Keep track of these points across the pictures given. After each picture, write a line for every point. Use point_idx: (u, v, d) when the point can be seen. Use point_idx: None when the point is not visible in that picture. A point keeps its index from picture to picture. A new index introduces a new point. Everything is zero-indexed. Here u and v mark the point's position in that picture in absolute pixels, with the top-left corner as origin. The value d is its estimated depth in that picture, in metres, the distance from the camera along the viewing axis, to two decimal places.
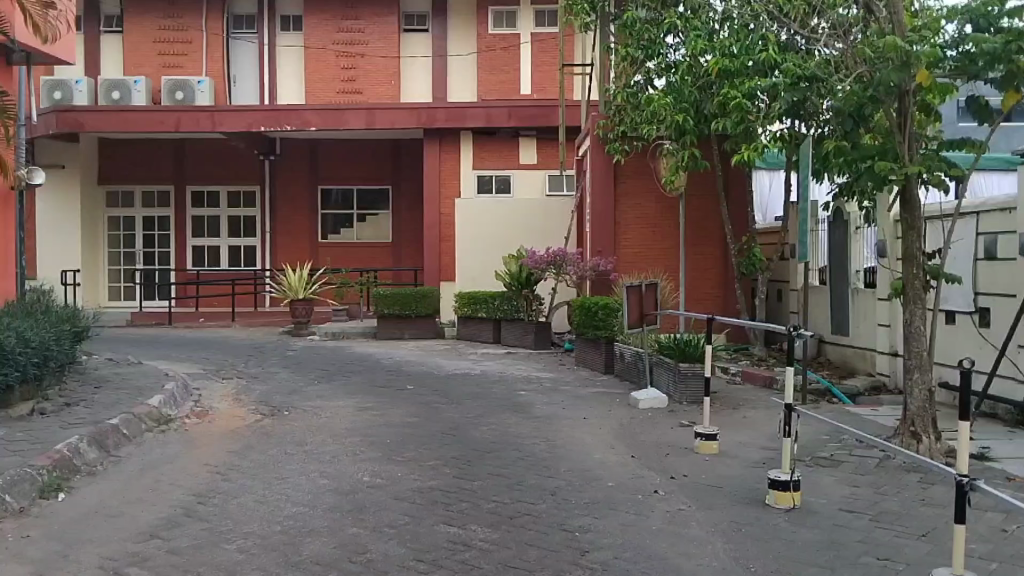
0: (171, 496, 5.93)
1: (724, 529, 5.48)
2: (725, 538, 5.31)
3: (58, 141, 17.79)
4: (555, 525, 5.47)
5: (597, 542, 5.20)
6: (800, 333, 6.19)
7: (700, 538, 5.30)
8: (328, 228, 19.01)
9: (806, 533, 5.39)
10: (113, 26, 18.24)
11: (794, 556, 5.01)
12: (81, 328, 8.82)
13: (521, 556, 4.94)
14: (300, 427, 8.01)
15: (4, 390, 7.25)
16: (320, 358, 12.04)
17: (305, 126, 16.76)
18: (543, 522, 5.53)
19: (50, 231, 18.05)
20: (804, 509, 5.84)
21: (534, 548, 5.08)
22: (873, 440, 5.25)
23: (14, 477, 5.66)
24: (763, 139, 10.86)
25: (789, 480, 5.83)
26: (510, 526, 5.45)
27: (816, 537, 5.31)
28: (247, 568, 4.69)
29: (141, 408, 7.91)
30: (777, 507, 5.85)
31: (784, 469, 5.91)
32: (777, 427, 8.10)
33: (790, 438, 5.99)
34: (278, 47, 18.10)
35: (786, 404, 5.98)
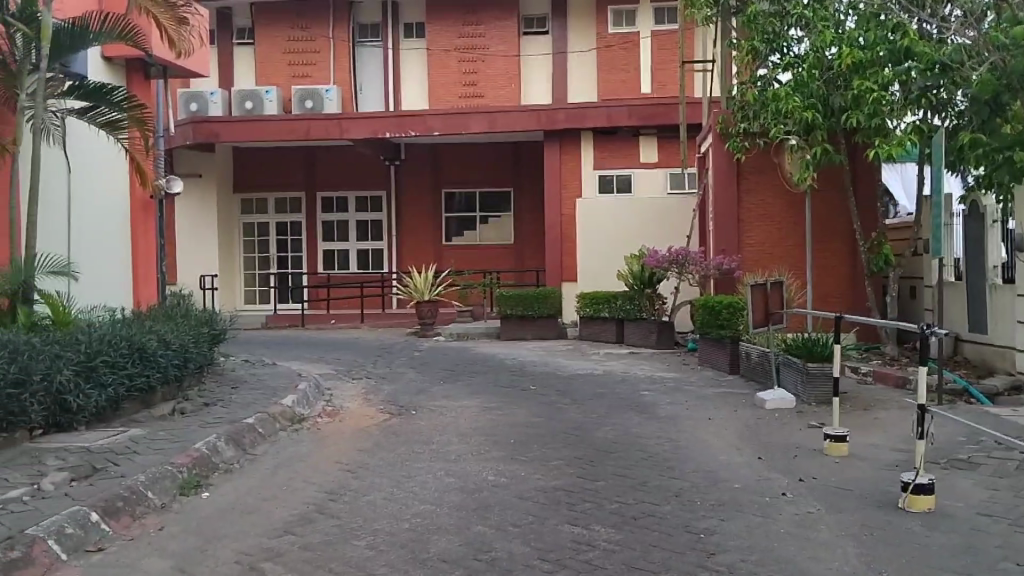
0: (305, 493, 6.09)
1: (856, 532, 5.16)
2: (856, 542, 5.00)
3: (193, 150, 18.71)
4: (680, 526, 5.30)
5: (725, 545, 4.98)
6: (933, 331, 5.72)
7: (829, 541, 5.01)
8: (451, 231, 19.27)
9: (944, 537, 5.03)
10: (245, 38, 19.07)
11: (931, 562, 4.67)
12: (219, 331, 9.20)
13: (646, 557, 4.79)
14: (426, 426, 8.10)
15: (146, 391, 7.62)
16: (446, 359, 12.17)
17: (428, 131, 17.02)
18: (667, 523, 5.36)
19: (193, 238, 19.07)
20: (941, 513, 5.46)
21: (660, 549, 4.92)
22: (1013, 440, 4.82)
23: (156, 475, 5.93)
24: (896, 133, 10.31)
25: (923, 482, 5.46)
26: (634, 527, 5.31)
27: (954, 543, 4.94)
28: (377, 564, 4.74)
29: (275, 407, 8.18)
30: (910, 511, 5.48)
31: (918, 470, 5.53)
32: (908, 430, 7.63)
33: (924, 438, 5.58)
34: (402, 52, 18.49)
35: (920, 405, 5.56)
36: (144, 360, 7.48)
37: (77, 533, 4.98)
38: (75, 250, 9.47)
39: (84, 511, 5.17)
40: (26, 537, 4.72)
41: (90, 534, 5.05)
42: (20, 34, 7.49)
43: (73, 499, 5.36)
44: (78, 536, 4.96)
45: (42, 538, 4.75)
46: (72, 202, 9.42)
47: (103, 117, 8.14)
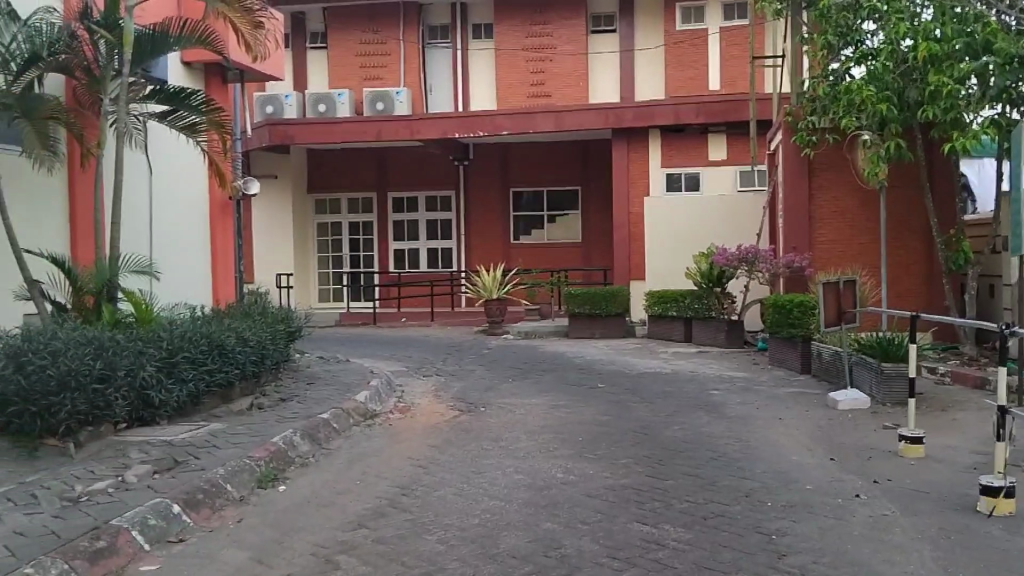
0: (377, 487, 6.21)
1: (933, 535, 5.05)
2: (933, 545, 4.90)
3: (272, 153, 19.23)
4: (752, 527, 5.25)
5: (797, 546, 4.93)
6: (1013, 330, 5.54)
7: (905, 544, 4.91)
8: (519, 230, 19.37)
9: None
10: (318, 42, 19.45)
11: (1011, 567, 4.54)
12: (295, 328, 9.44)
13: (717, 557, 4.77)
14: (496, 423, 8.18)
15: (225, 386, 7.87)
16: (515, 357, 12.25)
17: (496, 130, 17.11)
18: (739, 524, 5.32)
19: (268, 239, 19.56)
20: (1021, 518, 5.29)
21: (730, 549, 4.89)
22: None
23: (235, 468, 6.13)
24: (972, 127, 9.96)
25: (1002, 485, 5.31)
26: (703, 527, 5.28)
27: None
28: (447, 559, 4.82)
29: (349, 403, 8.36)
30: (989, 514, 5.33)
31: (997, 473, 5.38)
32: (987, 431, 7.41)
33: (1004, 441, 5.42)
34: (470, 53, 18.66)
35: (999, 407, 5.40)
36: (223, 356, 7.73)
37: (159, 524, 5.17)
38: (157, 250, 9.81)
39: (166, 503, 5.37)
40: (112, 527, 4.92)
41: (172, 525, 5.24)
42: (101, 41, 7.80)
43: (156, 491, 5.57)
44: (160, 527, 5.16)
45: (126, 528, 4.95)
46: (153, 204, 9.75)
47: (183, 121, 8.43)
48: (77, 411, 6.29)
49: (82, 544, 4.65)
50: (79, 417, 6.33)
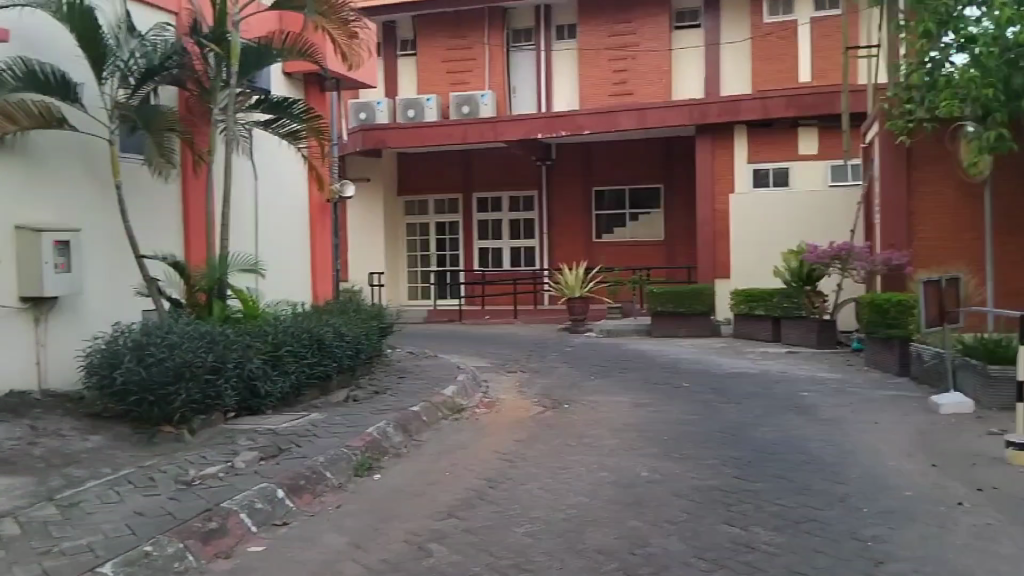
0: (466, 479, 6.49)
1: None
2: None
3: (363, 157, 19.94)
4: (846, 533, 5.32)
5: (895, 554, 4.98)
6: None
7: (1012, 557, 4.91)
8: (601, 228, 19.48)
9: None
10: (407, 49, 19.99)
11: None
12: (387, 324, 9.82)
13: (810, 562, 4.86)
14: (580, 420, 8.38)
15: (324, 379, 8.30)
16: (598, 355, 12.42)
17: (578, 130, 17.30)
18: (832, 529, 5.39)
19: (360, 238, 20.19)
20: None
21: (823, 555, 4.98)
22: None
23: (334, 457, 6.50)
24: None
25: None
26: (795, 531, 5.37)
27: None
28: (535, 551, 5.05)
29: (438, 397, 8.69)
30: None
31: None
32: None
33: None
34: (554, 53, 18.85)
35: None
36: (322, 350, 8.17)
37: (265, 507, 5.55)
38: (261, 250, 10.34)
39: (271, 488, 5.76)
40: (222, 509, 5.30)
41: (277, 509, 5.62)
42: (211, 52, 8.35)
43: (262, 476, 5.96)
44: (266, 511, 5.53)
45: (235, 511, 5.33)
46: (258, 206, 10.28)
47: (285, 129, 8.90)
48: (191, 399, 6.82)
49: (196, 525, 5.03)
50: (194, 405, 6.86)
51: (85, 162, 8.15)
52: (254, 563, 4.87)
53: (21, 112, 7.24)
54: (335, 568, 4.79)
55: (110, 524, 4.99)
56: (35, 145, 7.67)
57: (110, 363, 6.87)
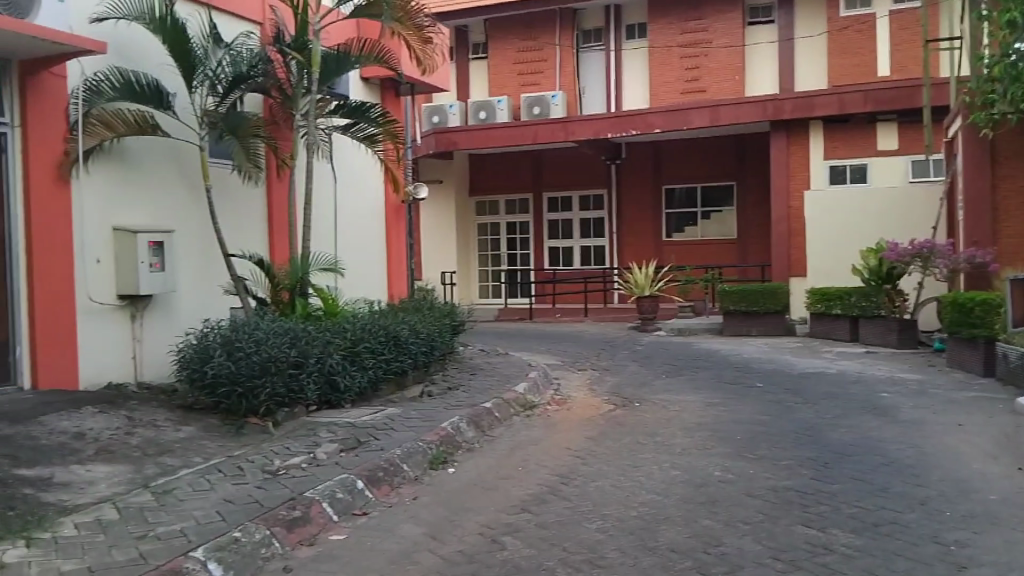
0: (538, 475, 6.63)
1: None
2: None
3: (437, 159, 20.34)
4: (928, 537, 5.28)
5: (979, 559, 4.93)
6: None
7: None
8: (671, 227, 19.43)
9: None
10: (480, 52, 20.23)
11: None
12: (459, 321, 10.02)
13: (890, 565, 4.85)
14: (651, 418, 8.44)
15: (400, 374, 8.55)
16: (668, 354, 12.43)
17: (650, 128, 17.23)
18: (913, 533, 5.36)
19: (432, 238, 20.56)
20: None
21: (904, 558, 4.95)
22: None
23: (410, 450, 6.71)
24: None
25: None
26: (875, 534, 5.35)
27: None
28: (608, 547, 5.14)
29: (509, 393, 8.85)
30: None
31: None
32: None
33: None
34: (624, 52, 18.87)
35: None
36: (398, 346, 8.42)
37: (346, 497, 5.77)
38: (340, 250, 10.66)
39: (351, 479, 5.99)
40: (305, 499, 5.54)
41: (357, 499, 5.84)
42: (292, 61, 8.64)
43: (343, 467, 6.19)
44: (346, 500, 5.76)
45: (317, 500, 5.57)
46: (337, 208, 10.59)
47: (363, 132, 9.19)
48: (276, 392, 7.14)
49: (281, 513, 5.27)
50: (278, 398, 7.17)
51: (177, 166, 8.62)
52: (335, 550, 5.09)
53: (117, 119, 7.73)
54: (412, 558, 4.96)
55: (201, 511, 5.24)
56: (131, 151, 8.13)
57: (201, 358, 7.24)
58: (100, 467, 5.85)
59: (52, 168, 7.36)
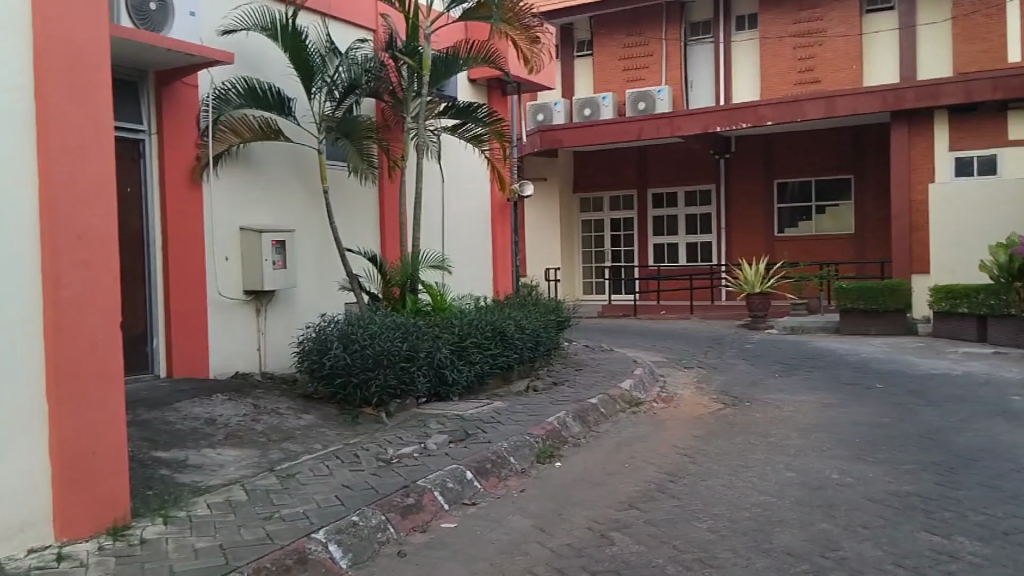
0: (646, 472, 6.68)
1: None
2: None
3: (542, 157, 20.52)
4: None
5: None
6: None
7: None
8: (784, 222, 19.02)
9: None
10: (584, 49, 20.33)
11: None
12: (565, 317, 10.14)
13: None
14: (762, 418, 8.35)
15: (506, 369, 8.73)
16: (779, 352, 12.21)
17: (761, 121, 16.93)
18: None
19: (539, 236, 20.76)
20: None
21: None
22: None
23: (517, 444, 6.87)
24: None
25: None
26: (1004, 543, 5.18)
27: None
28: (719, 547, 5.16)
29: (615, 390, 8.92)
30: None
31: None
32: None
33: None
34: (734, 45, 18.57)
35: None
36: (504, 342, 8.61)
37: (456, 487, 5.98)
38: (448, 247, 10.96)
39: (461, 469, 6.20)
40: (418, 487, 5.78)
41: (466, 489, 6.04)
42: (404, 65, 8.94)
43: (453, 458, 6.40)
44: (457, 490, 5.97)
45: (429, 489, 5.79)
46: (445, 206, 10.88)
47: (470, 132, 9.43)
48: (388, 384, 7.44)
49: (396, 500, 5.51)
50: (389, 389, 7.46)
51: (298, 169, 9.06)
52: (446, 538, 5.28)
53: (243, 126, 8.19)
54: (522, 549, 5.11)
55: (322, 495, 5.53)
56: (257, 155, 8.60)
57: (319, 350, 7.62)
58: (229, 451, 6.24)
59: (185, 174, 7.86)
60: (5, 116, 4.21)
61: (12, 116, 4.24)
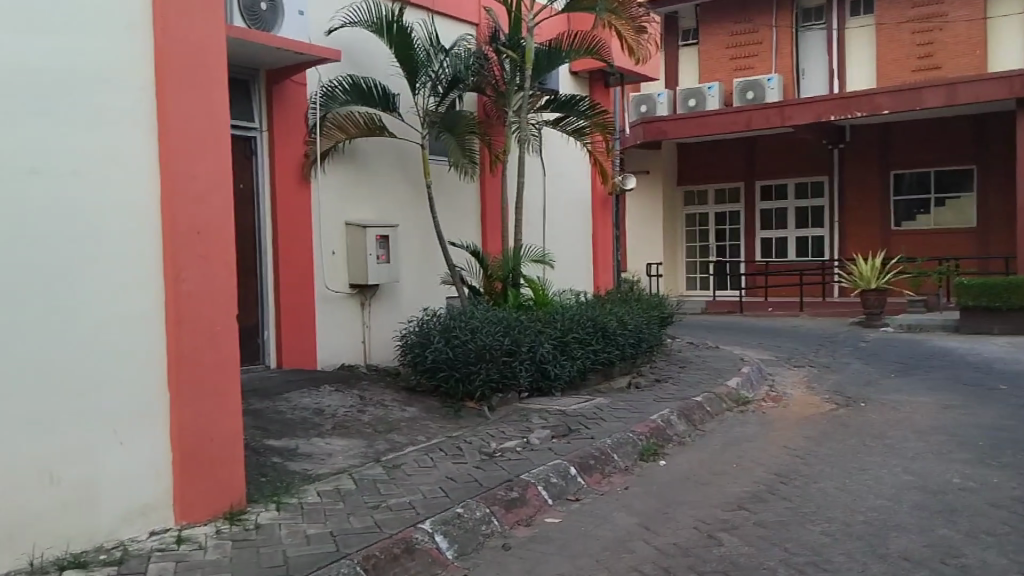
0: (756, 473, 6.48)
1: None
2: None
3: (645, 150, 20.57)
4: None
5: None
6: None
7: None
8: (901, 215, 18.19)
9: None
10: (690, 39, 20.04)
11: None
12: (668, 313, 9.97)
13: None
14: (878, 419, 8.01)
15: (608, 365, 8.63)
16: (895, 351, 11.71)
17: (877, 110, 16.20)
18: None
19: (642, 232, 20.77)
20: None
21: None
22: None
23: (621, 441, 6.77)
24: None
25: None
26: None
27: None
28: (832, 551, 4.95)
29: (721, 388, 8.72)
30: None
31: None
32: None
33: None
34: (847, 31, 17.91)
35: None
36: (606, 337, 8.51)
37: (559, 483, 5.93)
38: (549, 241, 10.94)
39: (565, 464, 6.14)
40: (522, 481, 5.75)
41: (570, 485, 5.99)
42: (507, 58, 8.92)
43: (556, 453, 6.35)
44: (560, 485, 5.92)
45: (533, 483, 5.75)
46: (547, 200, 10.85)
47: (572, 125, 9.35)
48: (490, 378, 7.43)
49: (500, 493, 5.49)
50: (491, 383, 7.46)
51: (402, 164, 9.17)
52: (550, 533, 5.24)
53: (350, 122, 8.33)
54: (627, 546, 5.02)
55: (427, 486, 5.56)
56: (362, 151, 8.73)
57: (423, 343, 7.69)
58: (336, 441, 6.35)
59: (294, 170, 8.04)
60: (129, 114, 4.36)
61: (135, 114, 4.39)
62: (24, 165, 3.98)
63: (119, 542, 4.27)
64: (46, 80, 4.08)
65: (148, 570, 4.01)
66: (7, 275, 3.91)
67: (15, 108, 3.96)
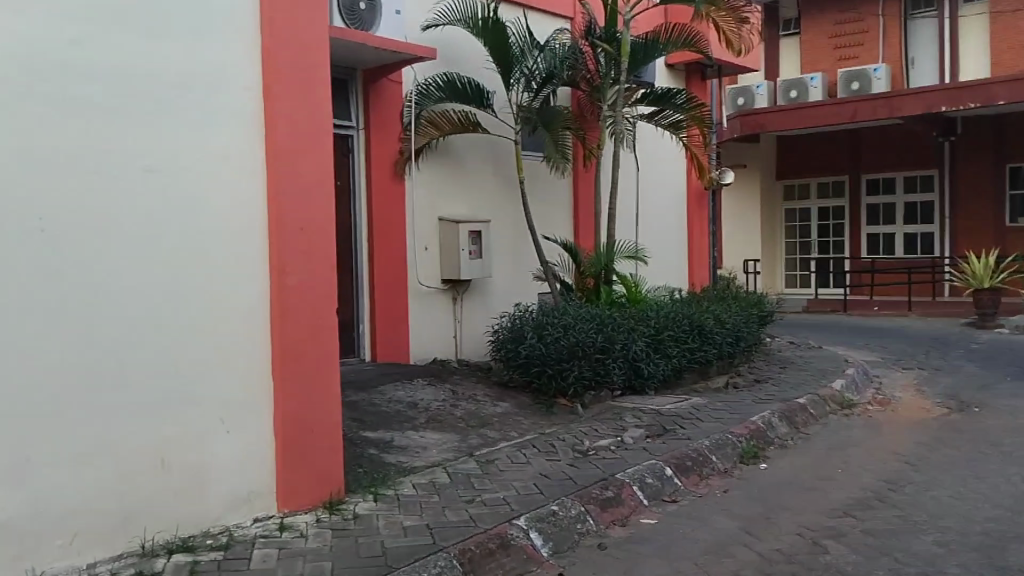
0: (863, 479, 6.23)
1: None
2: None
3: (743, 143, 20.36)
4: None
5: None
6: None
7: None
8: (1017, 211, 17.24)
9: None
10: (791, 29, 19.54)
11: None
12: (767, 312, 9.71)
13: None
14: (994, 426, 7.60)
15: (704, 364, 8.45)
16: (1012, 354, 11.11)
17: (992, 100, 15.44)
18: None
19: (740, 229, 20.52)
20: None
21: None
22: None
23: (719, 442, 6.61)
24: None
25: None
26: None
27: None
28: (946, 562, 4.71)
29: (824, 390, 8.43)
30: None
31: None
32: None
33: None
34: (960, 19, 17.14)
35: None
36: (703, 335, 8.34)
37: (655, 483, 5.82)
38: (643, 237, 10.80)
39: (661, 465, 6.02)
40: (617, 480, 5.66)
41: (666, 486, 5.87)
42: (601, 52, 8.84)
43: (652, 453, 6.24)
44: (656, 486, 5.81)
45: (628, 483, 5.66)
46: (641, 195, 10.71)
47: (668, 119, 9.22)
48: (583, 376, 7.37)
49: (595, 492, 5.41)
50: (584, 381, 7.39)
51: (495, 160, 9.18)
52: (648, 534, 5.14)
53: (444, 119, 8.36)
54: (727, 551, 4.88)
55: (521, 482, 5.53)
56: (456, 147, 8.77)
57: (515, 339, 7.67)
58: (430, 435, 6.38)
59: (390, 167, 8.13)
60: (237, 113, 4.45)
61: (244, 111, 4.48)
62: (142, 163, 4.08)
63: (224, 528, 4.37)
64: (162, 81, 4.18)
65: (253, 557, 4.09)
66: (127, 269, 4.02)
67: (134, 106, 4.07)
